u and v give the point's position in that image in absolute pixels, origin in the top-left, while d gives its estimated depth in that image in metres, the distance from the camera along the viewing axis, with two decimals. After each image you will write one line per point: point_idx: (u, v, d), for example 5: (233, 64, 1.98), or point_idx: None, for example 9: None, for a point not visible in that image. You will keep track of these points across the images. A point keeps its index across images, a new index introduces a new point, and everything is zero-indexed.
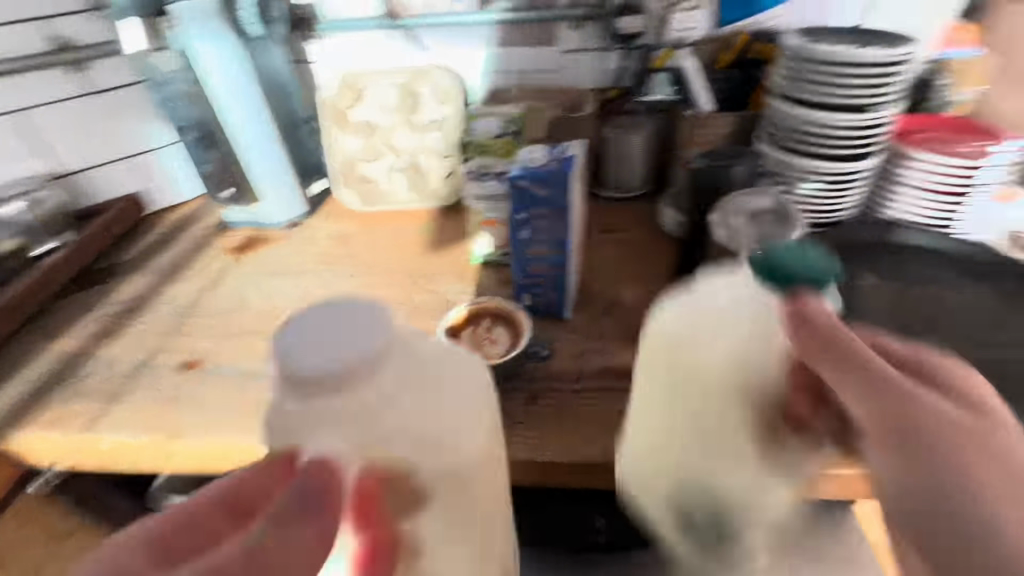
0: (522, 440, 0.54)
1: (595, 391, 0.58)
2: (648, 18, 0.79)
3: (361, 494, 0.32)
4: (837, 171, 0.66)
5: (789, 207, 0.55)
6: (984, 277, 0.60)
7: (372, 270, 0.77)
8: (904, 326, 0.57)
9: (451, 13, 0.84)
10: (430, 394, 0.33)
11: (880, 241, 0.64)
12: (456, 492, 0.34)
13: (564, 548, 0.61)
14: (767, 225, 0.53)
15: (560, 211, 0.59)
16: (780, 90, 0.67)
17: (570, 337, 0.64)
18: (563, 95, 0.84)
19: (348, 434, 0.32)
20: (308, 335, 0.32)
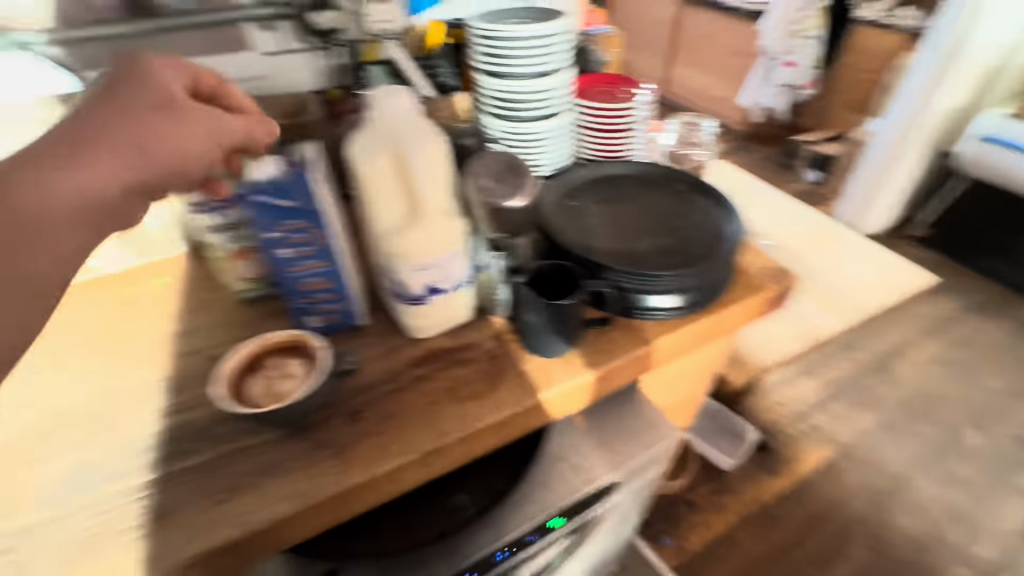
0: (355, 462, 0.50)
1: (413, 382, 0.58)
2: (341, 15, 0.77)
3: (387, 159, 0.51)
4: (541, 128, 0.78)
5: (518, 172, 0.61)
6: (657, 186, 0.80)
7: (100, 358, 0.61)
8: (622, 236, 0.71)
9: (105, 31, 0.71)
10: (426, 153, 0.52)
11: (589, 175, 0.80)
12: (439, 202, 0.53)
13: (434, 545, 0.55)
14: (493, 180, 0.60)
15: (315, 223, 0.53)
16: (480, 65, 0.77)
17: (372, 342, 0.62)
18: (281, 104, 0.79)
19: (374, 146, 0.51)
20: (388, 93, 0.52)
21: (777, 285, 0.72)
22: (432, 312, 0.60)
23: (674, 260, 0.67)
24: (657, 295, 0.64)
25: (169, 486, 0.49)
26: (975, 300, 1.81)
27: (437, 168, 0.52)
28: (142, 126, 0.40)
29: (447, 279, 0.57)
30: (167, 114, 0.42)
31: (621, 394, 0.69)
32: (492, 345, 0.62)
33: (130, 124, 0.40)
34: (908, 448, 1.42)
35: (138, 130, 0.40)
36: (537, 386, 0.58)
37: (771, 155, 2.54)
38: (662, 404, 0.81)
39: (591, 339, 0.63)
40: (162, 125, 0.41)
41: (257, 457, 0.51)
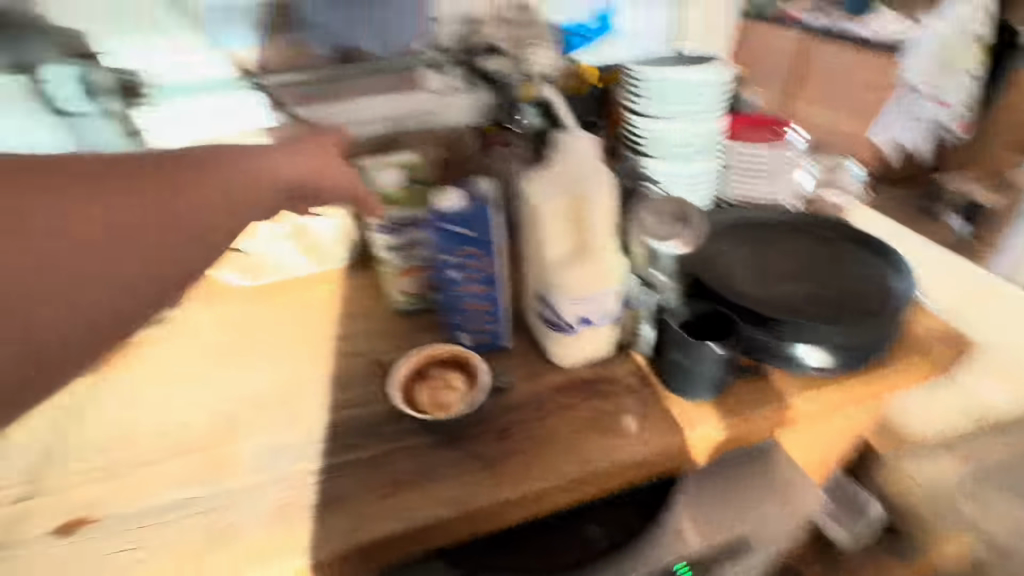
0: (508, 478, 0.53)
1: (557, 409, 0.60)
2: (505, 60, 0.85)
3: (564, 203, 0.54)
4: (691, 170, 0.78)
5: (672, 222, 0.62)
6: (807, 231, 0.77)
7: (283, 350, 0.70)
8: (773, 281, 0.69)
9: (311, 70, 0.82)
10: (600, 199, 0.55)
11: (732, 217, 0.79)
12: (604, 244, 0.56)
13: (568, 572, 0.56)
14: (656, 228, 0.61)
15: (487, 251, 0.59)
16: (631, 107, 0.78)
17: (516, 364, 0.66)
18: (439, 135, 0.86)
19: (553, 189, 0.54)
20: (568, 141, 0.55)
21: (950, 349, 0.65)
22: (577, 343, 0.62)
23: (834, 313, 0.64)
24: (805, 345, 0.61)
25: (344, 473, 0.55)
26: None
27: (607, 212, 0.55)
28: (290, 157, 0.51)
29: (600, 313, 0.59)
30: (298, 151, 0.52)
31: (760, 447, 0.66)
32: (632, 380, 0.63)
33: (278, 155, 0.50)
34: None
35: (287, 160, 0.50)
36: (679, 428, 0.58)
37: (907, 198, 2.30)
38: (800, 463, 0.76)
39: (734, 386, 0.62)
40: (286, 156, 0.50)
41: (418, 459, 0.56)
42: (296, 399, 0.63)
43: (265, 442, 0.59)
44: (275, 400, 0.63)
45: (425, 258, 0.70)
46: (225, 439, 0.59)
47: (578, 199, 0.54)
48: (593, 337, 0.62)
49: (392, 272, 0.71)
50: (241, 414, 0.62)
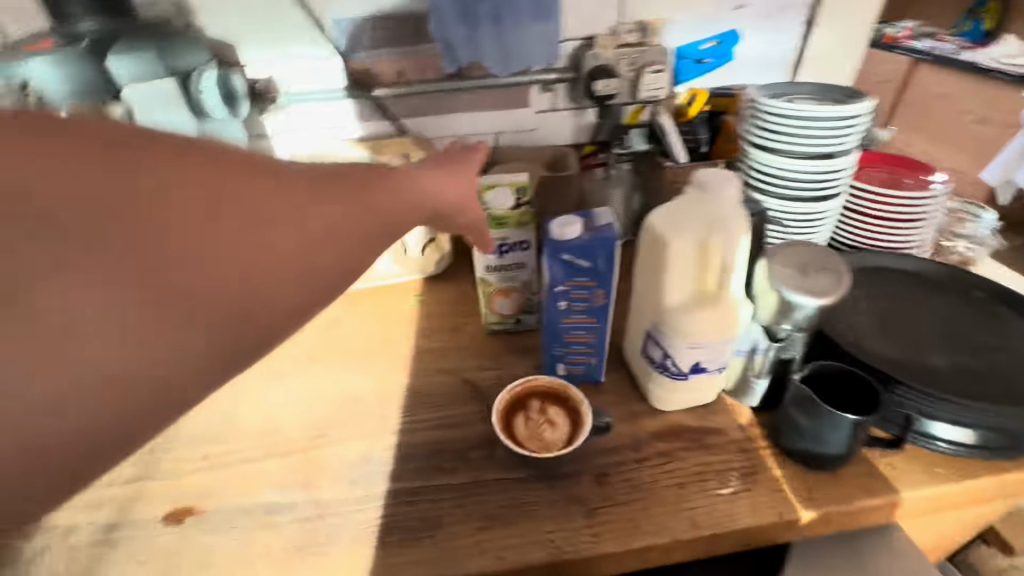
0: (607, 529, 0.50)
1: (659, 457, 0.56)
2: (620, 82, 0.82)
3: (695, 244, 0.50)
4: (809, 208, 0.73)
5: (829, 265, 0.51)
6: (949, 290, 0.69)
7: (376, 358, 0.71)
8: (909, 343, 0.62)
9: (423, 83, 0.81)
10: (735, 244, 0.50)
11: (860, 263, 0.72)
12: (731, 290, 0.52)
13: None
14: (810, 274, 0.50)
15: (602, 284, 0.56)
16: (754, 139, 0.74)
17: (613, 402, 0.62)
18: (542, 154, 0.86)
19: (684, 229, 0.51)
20: (703, 179, 0.52)
21: None
22: (683, 389, 0.58)
23: (986, 389, 0.56)
24: (940, 423, 0.54)
25: (436, 500, 0.54)
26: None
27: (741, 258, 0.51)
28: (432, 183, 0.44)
29: (714, 362, 0.55)
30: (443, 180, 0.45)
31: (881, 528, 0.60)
32: (741, 437, 0.58)
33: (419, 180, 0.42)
34: None
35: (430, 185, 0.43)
36: (801, 501, 0.52)
37: None
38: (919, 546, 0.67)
39: (863, 458, 0.56)
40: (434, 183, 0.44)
41: (510, 493, 0.54)
42: (388, 411, 0.63)
43: (358, 452, 0.59)
44: (367, 409, 0.64)
45: (523, 281, 0.69)
46: (320, 445, 0.59)
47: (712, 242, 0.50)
48: (703, 385, 0.58)
49: (488, 292, 0.69)
50: (336, 421, 0.62)
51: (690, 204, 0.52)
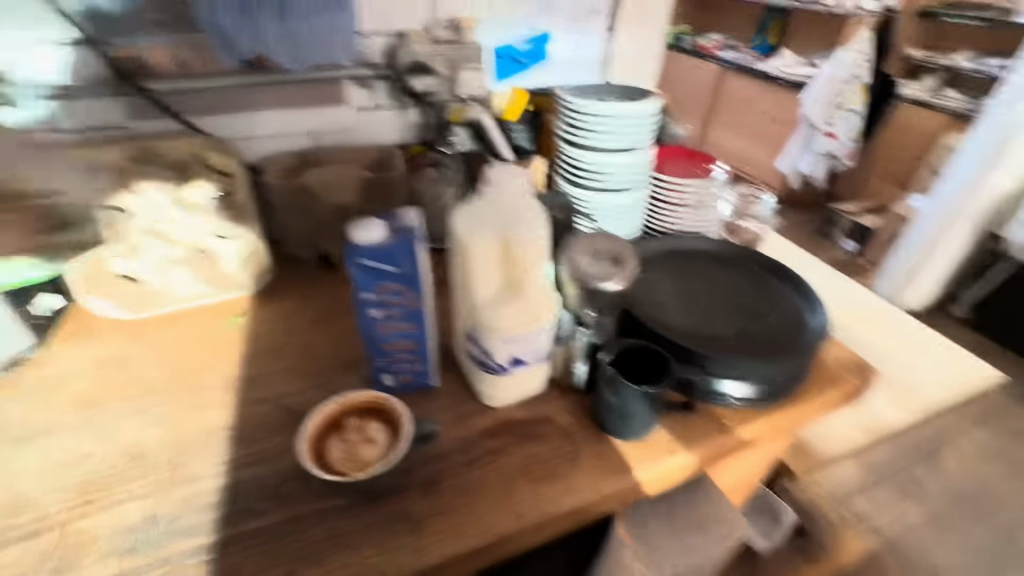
0: (433, 541, 0.48)
1: (487, 456, 0.56)
2: (438, 78, 0.80)
3: (498, 242, 0.51)
4: (621, 200, 0.79)
5: (621, 250, 0.56)
6: (732, 264, 0.80)
7: (171, 396, 0.61)
8: (702, 315, 0.70)
9: (215, 76, 0.72)
10: (535, 241, 0.52)
11: (665, 248, 0.80)
12: (538, 286, 0.54)
13: None
14: (601, 261, 0.54)
15: (415, 288, 0.54)
16: (566, 136, 0.78)
17: (443, 407, 0.61)
18: (367, 153, 0.82)
19: (485, 230, 0.51)
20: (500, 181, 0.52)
21: (859, 379, 0.70)
22: (508, 384, 0.59)
23: (759, 345, 0.66)
24: (731, 382, 0.61)
25: (239, 551, 0.47)
26: (983, 411, 1.98)
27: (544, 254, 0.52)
28: None
29: (533, 353, 0.57)
30: None
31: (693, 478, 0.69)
32: (566, 422, 0.61)
33: None
34: (956, 552, 1.57)
35: None
36: (617, 472, 0.56)
37: (806, 226, 3.18)
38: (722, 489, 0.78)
39: (670, 421, 0.62)
40: None
41: (328, 523, 0.50)
42: (182, 456, 0.55)
43: (141, 512, 0.50)
44: (156, 457, 0.54)
45: None
46: (86, 514, 0.49)
47: (511, 240, 0.51)
48: (527, 376, 0.60)
49: None
50: (110, 481, 0.52)
51: (486, 206, 0.52)
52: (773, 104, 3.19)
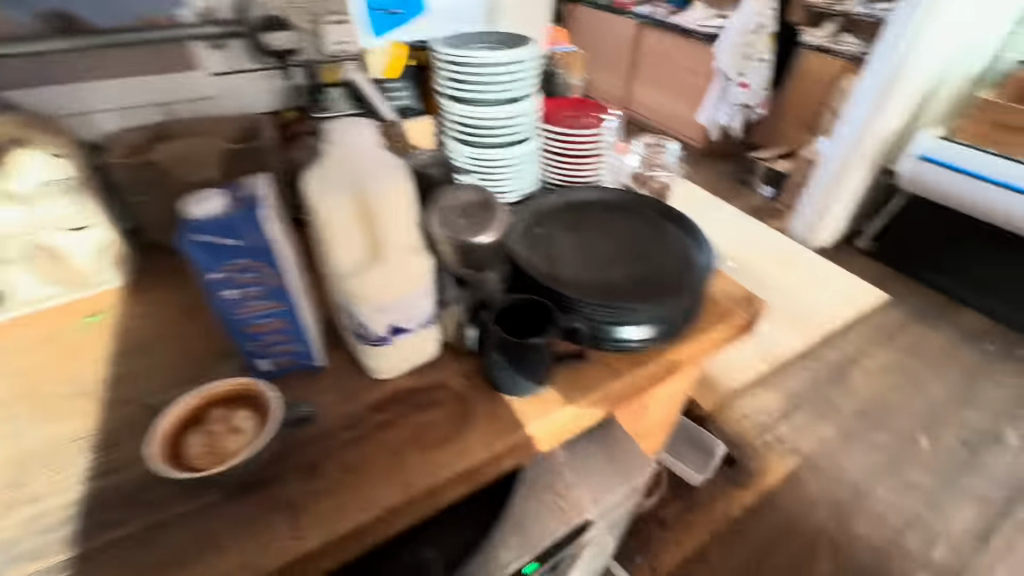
0: (314, 523, 0.46)
1: (375, 430, 0.54)
2: (299, 34, 0.74)
3: (354, 201, 0.47)
4: (512, 154, 0.77)
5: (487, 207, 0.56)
6: (627, 210, 0.79)
7: (14, 412, 0.54)
8: (597, 265, 0.70)
9: (22, 40, 0.61)
10: (396, 199, 0.48)
11: (560, 201, 0.79)
12: (406, 248, 0.50)
13: None
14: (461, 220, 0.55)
15: (269, 263, 0.49)
16: (449, 90, 0.74)
17: (331, 386, 0.58)
18: (230, 123, 0.73)
19: (337, 191, 0.46)
20: (348, 137, 0.48)
21: (745, 311, 0.73)
22: (393, 354, 0.56)
23: (649, 287, 0.67)
24: (632, 327, 0.61)
25: (93, 567, 0.43)
26: (880, 333, 2.22)
27: (406, 211, 0.49)
28: None
29: (416, 318, 0.55)
30: None
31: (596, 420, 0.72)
32: (461, 385, 0.59)
33: None
34: (862, 459, 1.75)
35: None
36: (510, 429, 0.56)
37: (728, 176, 3.32)
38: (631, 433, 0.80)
39: (566, 372, 0.62)
40: None
41: (197, 523, 0.46)
42: (26, 476, 0.49)
43: None
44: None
45: None
46: None
47: (368, 199, 0.47)
48: (414, 344, 0.57)
49: None
50: None
51: (337, 164, 0.47)
52: (690, 58, 3.26)
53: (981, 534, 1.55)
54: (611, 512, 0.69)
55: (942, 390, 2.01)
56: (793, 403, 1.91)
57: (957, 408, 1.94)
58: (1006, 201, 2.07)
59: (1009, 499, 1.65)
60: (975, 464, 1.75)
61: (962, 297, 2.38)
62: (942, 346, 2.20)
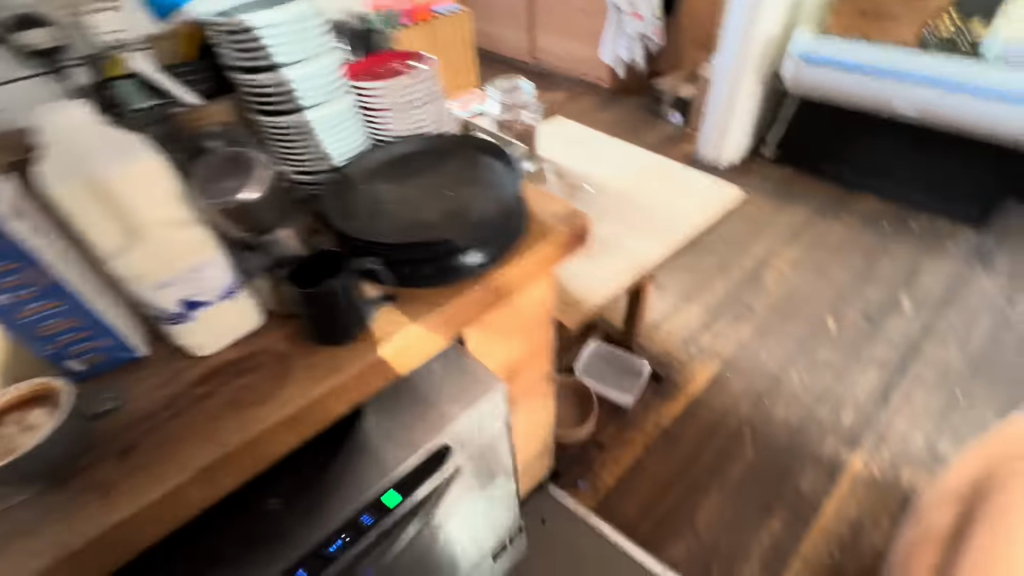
0: (124, 495, 0.49)
1: (193, 404, 0.56)
2: (60, 30, 0.72)
3: (88, 183, 0.47)
4: (321, 112, 0.76)
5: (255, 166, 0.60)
6: (445, 153, 0.83)
7: None
8: (416, 209, 0.73)
9: None
10: (137, 175, 0.48)
11: (383, 156, 0.81)
12: (169, 222, 0.51)
13: (245, 546, 0.58)
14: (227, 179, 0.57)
15: (30, 259, 0.49)
16: (235, 64, 0.74)
17: (153, 372, 0.59)
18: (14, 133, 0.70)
19: (68, 175, 0.46)
20: (73, 119, 0.48)
21: (567, 226, 0.77)
22: (203, 327, 0.58)
23: (460, 219, 0.71)
24: (470, 253, 0.67)
25: None
26: (790, 233, 2.35)
27: (157, 185, 0.49)
28: None
29: (212, 289, 0.56)
30: None
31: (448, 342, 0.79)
32: (283, 346, 0.62)
33: None
34: (779, 349, 1.89)
35: None
36: (328, 376, 0.59)
37: (639, 110, 3.37)
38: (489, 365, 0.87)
39: (388, 314, 0.65)
40: None
41: (14, 517, 0.48)
42: None
43: None
44: None
45: None
46: None
47: (103, 179, 0.47)
48: (223, 315, 0.59)
49: None
50: None
51: (60, 146, 0.47)
52: None
53: (883, 393, 1.71)
54: (474, 440, 0.74)
55: (845, 274, 2.15)
56: (715, 312, 2.03)
57: (860, 286, 2.09)
58: (878, 87, 2.17)
59: (906, 358, 1.81)
60: (876, 334, 1.91)
61: (857, 184, 2.53)
62: (845, 233, 2.34)
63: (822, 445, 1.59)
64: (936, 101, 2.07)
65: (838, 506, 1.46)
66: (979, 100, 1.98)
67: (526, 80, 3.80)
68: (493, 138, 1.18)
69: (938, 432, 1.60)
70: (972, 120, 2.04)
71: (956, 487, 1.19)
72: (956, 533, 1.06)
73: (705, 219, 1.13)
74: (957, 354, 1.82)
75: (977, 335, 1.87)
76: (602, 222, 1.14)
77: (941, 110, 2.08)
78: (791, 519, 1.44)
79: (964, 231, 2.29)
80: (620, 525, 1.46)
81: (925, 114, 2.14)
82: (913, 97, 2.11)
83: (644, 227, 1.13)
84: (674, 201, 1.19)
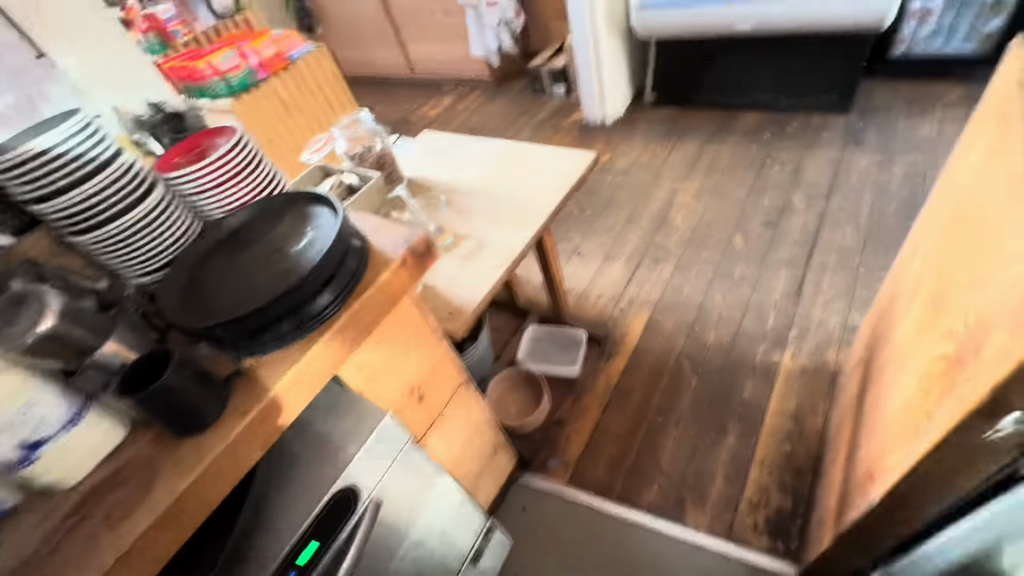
0: None
1: (69, 535, 0.58)
2: None
3: None
4: (141, 211, 0.79)
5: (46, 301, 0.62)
6: (271, 211, 0.85)
7: None
8: (250, 276, 0.75)
9: None
10: None
11: (215, 234, 0.83)
12: None
13: None
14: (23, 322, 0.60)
15: None
16: (31, 196, 0.72)
17: (25, 518, 0.60)
18: None
19: None
20: None
21: (406, 248, 0.80)
22: (57, 461, 0.59)
23: (290, 274, 0.72)
24: (322, 296, 0.71)
25: None
26: (687, 167, 2.46)
27: None
28: None
29: (49, 425, 0.57)
30: None
31: (331, 389, 0.82)
32: (149, 450, 0.64)
33: None
34: (699, 278, 1.98)
35: None
36: (193, 462, 0.61)
37: (524, 90, 3.43)
38: (384, 398, 0.90)
39: (246, 387, 0.68)
40: None
41: None
42: None
43: None
44: None
45: None
46: None
47: None
48: (73, 444, 0.60)
49: None
50: None
51: None
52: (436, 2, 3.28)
53: (796, 289, 1.84)
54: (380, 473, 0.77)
55: (742, 189, 2.28)
56: (637, 261, 2.11)
57: (758, 197, 2.22)
58: (716, 14, 2.30)
59: (809, 251, 1.95)
60: (779, 236, 2.03)
61: (732, 102, 2.69)
62: (734, 152, 2.47)
63: (755, 353, 1.70)
64: (768, 13, 2.20)
65: (780, 404, 1.57)
66: (802, 1, 2.12)
67: (411, 93, 3.80)
68: (354, 175, 1.20)
69: (850, 308, 1.74)
70: (802, 20, 2.18)
71: (860, 356, 1.30)
72: (861, 395, 1.17)
73: (563, 192, 1.21)
74: (852, 232, 1.96)
75: (864, 210, 2.03)
76: (472, 223, 1.20)
77: (774, 18, 2.21)
78: (743, 430, 1.54)
79: (833, 118, 2.46)
80: (595, 488, 1.53)
81: (765, 26, 2.27)
82: (749, 14, 2.24)
83: (512, 217, 1.19)
84: (534, 182, 1.25)
